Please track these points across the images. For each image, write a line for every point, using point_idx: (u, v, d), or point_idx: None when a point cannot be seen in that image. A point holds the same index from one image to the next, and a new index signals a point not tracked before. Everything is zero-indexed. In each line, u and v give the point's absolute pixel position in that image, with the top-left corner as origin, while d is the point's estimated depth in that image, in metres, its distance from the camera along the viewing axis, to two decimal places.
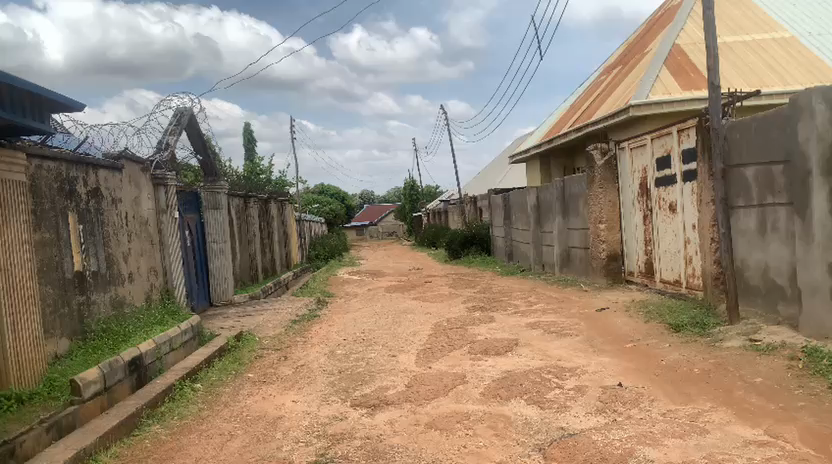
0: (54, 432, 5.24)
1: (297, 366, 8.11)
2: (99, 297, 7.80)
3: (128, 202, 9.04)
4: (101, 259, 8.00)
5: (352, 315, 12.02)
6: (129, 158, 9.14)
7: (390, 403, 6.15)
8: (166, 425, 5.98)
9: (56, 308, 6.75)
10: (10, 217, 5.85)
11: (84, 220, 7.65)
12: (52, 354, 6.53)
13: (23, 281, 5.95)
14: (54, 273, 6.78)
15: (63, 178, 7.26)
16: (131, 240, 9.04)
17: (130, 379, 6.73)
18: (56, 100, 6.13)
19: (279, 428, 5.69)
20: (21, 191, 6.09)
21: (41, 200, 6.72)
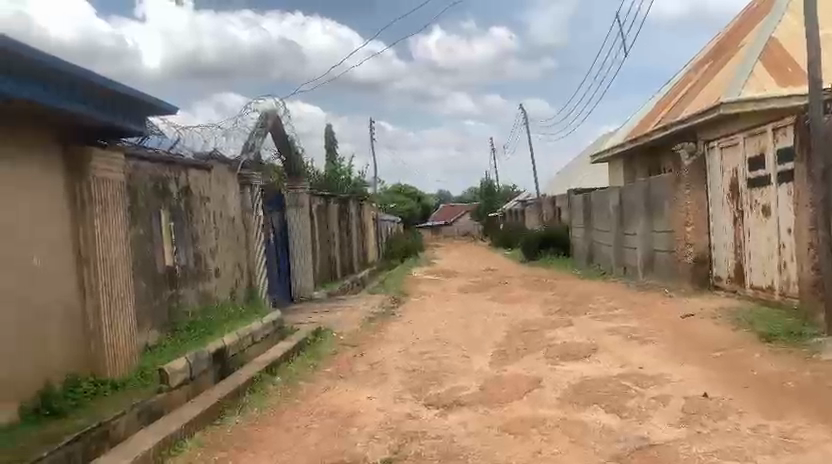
0: (144, 417, 5.52)
1: (372, 363, 8.23)
2: (188, 291, 8.18)
3: (216, 200, 9.43)
4: (190, 255, 8.38)
5: (427, 315, 12.06)
6: (217, 159, 9.53)
7: (464, 405, 6.12)
8: (247, 415, 6.19)
9: (148, 300, 7.13)
10: (109, 214, 6.23)
11: (176, 217, 8.04)
12: (143, 344, 6.89)
13: (119, 274, 6.31)
14: (147, 268, 7.16)
15: (157, 178, 7.66)
16: (218, 237, 9.43)
17: (215, 370, 7.03)
18: (152, 103, 6.46)
19: (355, 424, 5.78)
20: (119, 189, 6.45)
21: (136, 199, 7.10)
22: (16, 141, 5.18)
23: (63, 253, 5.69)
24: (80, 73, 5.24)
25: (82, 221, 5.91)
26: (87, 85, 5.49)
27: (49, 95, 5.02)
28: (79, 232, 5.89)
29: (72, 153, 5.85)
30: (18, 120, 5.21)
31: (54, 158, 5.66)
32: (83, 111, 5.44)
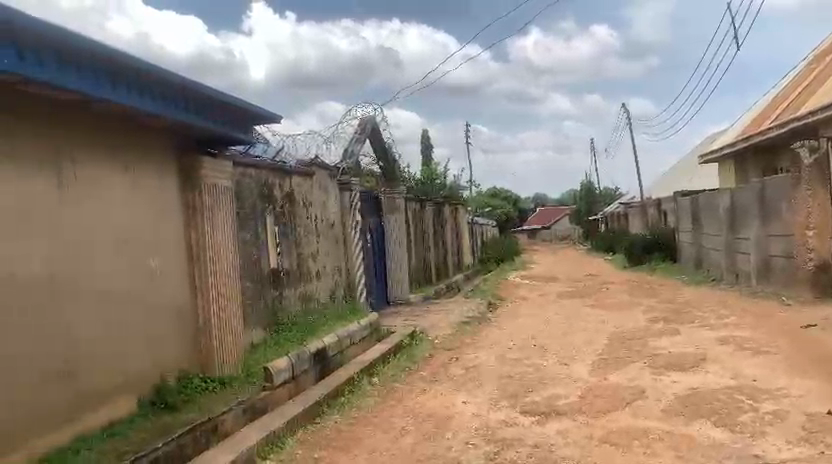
0: (250, 414, 5.77)
1: (468, 367, 8.21)
2: (291, 292, 8.50)
3: (317, 205, 9.74)
4: (293, 257, 8.71)
5: (524, 320, 11.87)
6: (318, 165, 9.85)
7: (562, 413, 5.98)
8: (345, 415, 6.34)
9: (254, 301, 7.47)
10: (218, 218, 6.58)
11: (280, 222, 8.38)
12: (249, 343, 7.22)
13: (227, 276, 6.64)
14: (253, 269, 7.51)
15: (263, 184, 8.01)
16: (319, 240, 9.73)
17: (315, 369, 7.25)
18: (257, 112, 6.77)
19: (450, 428, 5.77)
20: (227, 196, 6.80)
21: (244, 204, 7.47)
22: (135, 151, 5.58)
23: (177, 256, 6.07)
24: (190, 85, 5.57)
25: (194, 226, 6.28)
26: (197, 97, 5.82)
27: (164, 107, 5.37)
28: (190, 236, 6.26)
29: (185, 162, 6.23)
30: (137, 132, 5.61)
31: (169, 167, 6.05)
32: (194, 121, 5.77)
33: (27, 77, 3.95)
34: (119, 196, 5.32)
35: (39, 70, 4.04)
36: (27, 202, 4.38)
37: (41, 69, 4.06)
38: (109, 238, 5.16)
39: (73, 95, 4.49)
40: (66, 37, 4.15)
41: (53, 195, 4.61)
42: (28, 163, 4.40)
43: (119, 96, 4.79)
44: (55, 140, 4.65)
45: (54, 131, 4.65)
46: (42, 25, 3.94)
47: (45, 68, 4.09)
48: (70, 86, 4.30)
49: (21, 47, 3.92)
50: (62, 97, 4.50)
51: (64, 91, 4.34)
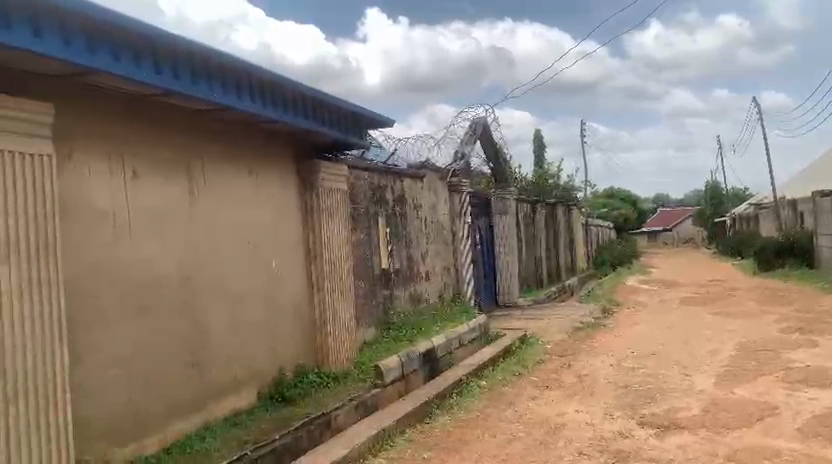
0: (361, 411, 5.91)
1: (581, 374, 7.97)
2: (401, 293, 8.64)
3: (427, 207, 9.84)
4: (403, 258, 8.84)
5: (641, 327, 11.36)
6: (429, 167, 9.96)
7: (683, 427, 5.65)
8: (454, 417, 6.35)
9: (366, 300, 7.67)
10: (334, 220, 6.81)
11: (392, 223, 8.56)
12: (361, 341, 7.43)
13: (341, 276, 6.86)
14: (366, 270, 7.71)
15: (375, 187, 8.20)
16: (429, 242, 9.83)
17: (424, 369, 7.32)
18: (371, 117, 6.94)
19: (562, 436, 5.63)
20: (342, 198, 7.03)
21: (357, 206, 7.68)
22: (258, 156, 5.88)
23: (296, 256, 6.34)
24: (308, 91, 5.81)
25: (311, 227, 6.53)
26: (315, 102, 6.05)
27: (285, 114, 5.63)
28: (308, 237, 6.52)
29: (304, 166, 6.50)
30: (260, 138, 5.91)
31: (289, 170, 6.33)
32: (312, 127, 6.00)
33: (162, 88, 4.26)
34: (244, 198, 5.64)
35: (173, 81, 4.35)
36: (163, 205, 4.74)
37: (175, 80, 4.36)
38: (235, 239, 5.47)
39: (202, 104, 4.80)
40: (195, 49, 4.44)
41: (185, 198, 4.95)
42: (162, 169, 4.75)
43: (244, 104, 5.07)
44: (187, 146, 5.00)
45: (185, 138, 5.00)
46: (175, 38, 4.24)
47: (179, 79, 4.40)
48: (200, 96, 4.60)
49: (157, 60, 4.24)
50: (193, 106, 4.83)
51: (194, 100, 4.64)
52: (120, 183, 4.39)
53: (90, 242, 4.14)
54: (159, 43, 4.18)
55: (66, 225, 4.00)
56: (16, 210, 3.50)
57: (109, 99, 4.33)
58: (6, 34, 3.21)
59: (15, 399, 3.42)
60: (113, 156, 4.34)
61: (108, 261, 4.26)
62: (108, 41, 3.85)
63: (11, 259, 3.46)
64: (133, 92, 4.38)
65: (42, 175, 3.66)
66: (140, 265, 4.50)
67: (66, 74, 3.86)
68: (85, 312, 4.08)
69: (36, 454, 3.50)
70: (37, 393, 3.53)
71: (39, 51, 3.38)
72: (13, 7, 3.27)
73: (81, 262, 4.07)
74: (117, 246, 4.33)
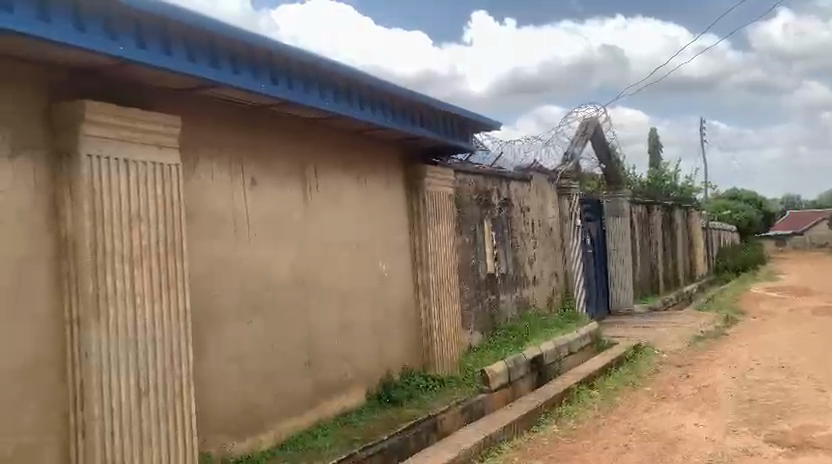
0: (467, 415, 5.88)
1: (700, 386, 7.52)
2: (508, 298, 8.54)
3: (535, 211, 9.67)
4: (510, 263, 8.73)
5: (769, 338, 10.56)
6: (537, 170, 9.79)
7: (817, 447, 5.19)
8: (563, 426, 6.18)
9: (471, 304, 7.65)
10: (439, 224, 6.84)
11: (498, 227, 8.48)
12: (467, 345, 7.42)
13: (447, 280, 6.88)
14: (471, 274, 7.68)
15: (482, 190, 8.16)
16: (537, 246, 9.65)
17: (532, 376, 7.18)
18: (478, 120, 6.91)
19: (679, 450, 5.33)
20: (448, 202, 7.06)
21: (463, 210, 7.68)
22: (367, 162, 6.02)
23: (403, 260, 6.43)
24: (415, 97, 5.87)
25: (417, 232, 6.59)
26: (422, 108, 6.11)
27: (393, 120, 5.72)
28: (415, 241, 6.59)
29: (411, 171, 6.57)
30: (369, 144, 6.05)
31: (396, 175, 6.43)
32: (420, 132, 6.05)
33: (278, 97, 4.45)
34: (354, 203, 5.79)
35: (288, 91, 4.53)
36: (278, 210, 4.95)
37: (290, 90, 4.55)
38: (345, 242, 5.64)
39: (315, 113, 4.96)
40: (308, 60, 4.61)
41: (299, 203, 5.15)
42: (278, 175, 4.97)
43: (355, 112, 5.20)
44: (300, 153, 5.20)
45: (299, 145, 5.20)
46: (289, 49, 4.41)
47: (293, 89, 4.58)
48: (313, 105, 4.76)
49: (274, 72, 4.44)
50: (306, 114, 5.01)
51: (308, 109, 4.81)
52: (239, 189, 4.63)
53: (212, 244, 4.40)
54: (275, 56, 4.37)
55: (191, 229, 4.27)
56: (148, 216, 3.78)
57: (231, 111, 4.59)
58: (139, 53, 3.48)
59: (146, 391, 3.69)
60: (233, 164, 4.60)
61: (229, 263, 4.51)
62: (229, 55, 4.07)
63: (144, 261, 3.74)
64: (252, 104, 4.61)
65: (170, 183, 3.93)
66: (258, 267, 4.73)
67: (191, 88, 4.11)
68: (208, 310, 4.33)
69: (165, 444, 3.77)
70: (166, 387, 3.80)
71: (168, 68, 3.63)
72: (147, 28, 3.54)
73: (205, 263, 4.33)
74: (236, 248, 4.57)
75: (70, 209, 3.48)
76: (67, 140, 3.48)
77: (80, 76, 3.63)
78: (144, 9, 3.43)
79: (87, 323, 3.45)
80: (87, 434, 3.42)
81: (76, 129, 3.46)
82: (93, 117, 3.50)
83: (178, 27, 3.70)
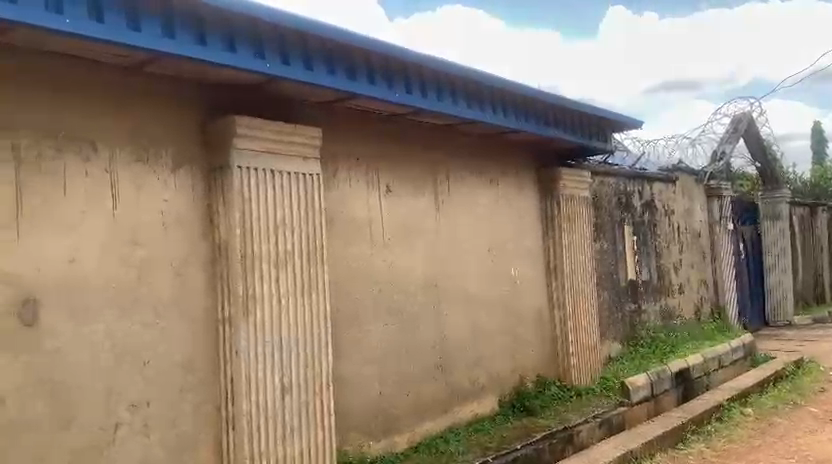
0: (605, 428, 5.64)
1: None
2: (650, 306, 8.10)
3: (680, 214, 9.10)
4: (652, 269, 8.28)
5: None
6: (682, 170, 9.21)
7: None
8: (712, 445, 5.75)
9: (610, 312, 7.34)
10: (575, 229, 6.63)
11: (639, 231, 8.07)
12: (605, 355, 7.12)
13: (583, 286, 6.65)
14: (610, 280, 7.37)
15: (621, 193, 7.81)
16: (682, 251, 9.07)
17: (677, 390, 6.75)
18: (617, 119, 6.62)
19: None
20: (585, 205, 6.82)
21: (601, 213, 7.40)
22: (500, 166, 5.96)
23: (536, 265, 6.30)
24: (550, 100, 5.72)
25: (551, 236, 6.43)
26: (557, 110, 5.95)
27: (527, 123, 5.61)
28: (550, 246, 6.43)
29: (545, 174, 6.42)
30: (502, 147, 5.99)
31: (530, 179, 6.32)
32: (554, 134, 5.90)
33: (413, 106, 4.52)
34: (487, 209, 5.76)
35: (422, 99, 4.59)
36: (411, 215, 5.03)
37: (423, 98, 4.60)
38: (477, 247, 5.62)
39: (448, 119, 4.99)
40: (442, 67, 4.64)
41: (431, 209, 5.21)
42: (412, 182, 5.06)
43: (487, 116, 5.16)
44: (433, 159, 5.26)
45: (432, 152, 5.26)
46: (423, 58, 4.47)
47: (427, 97, 4.63)
48: (447, 112, 4.78)
49: (408, 80, 4.51)
50: (439, 121, 5.06)
51: (441, 116, 4.84)
52: (375, 196, 4.76)
53: (349, 249, 4.55)
54: (410, 65, 4.45)
55: (330, 235, 4.45)
56: (291, 224, 3.99)
57: (368, 120, 4.74)
58: (284, 69, 3.68)
59: (289, 389, 3.89)
60: (369, 172, 4.74)
61: (365, 268, 4.65)
62: (366, 66, 4.20)
63: (288, 265, 3.95)
64: (387, 113, 4.73)
65: (311, 192, 4.12)
66: (393, 271, 4.84)
67: (331, 100, 4.30)
68: (346, 313, 4.49)
69: (305, 441, 3.94)
70: (307, 386, 3.99)
71: (310, 81, 3.82)
72: (291, 45, 3.74)
73: (342, 267, 4.50)
74: (372, 253, 4.71)
75: (222, 217, 3.75)
76: (220, 153, 3.75)
77: (231, 93, 3.91)
78: (288, 26, 3.64)
79: (237, 323, 3.69)
80: (236, 427, 3.67)
81: (228, 143, 3.72)
82: (243, 131, 3.75)
83: (319, 42, 3.88)
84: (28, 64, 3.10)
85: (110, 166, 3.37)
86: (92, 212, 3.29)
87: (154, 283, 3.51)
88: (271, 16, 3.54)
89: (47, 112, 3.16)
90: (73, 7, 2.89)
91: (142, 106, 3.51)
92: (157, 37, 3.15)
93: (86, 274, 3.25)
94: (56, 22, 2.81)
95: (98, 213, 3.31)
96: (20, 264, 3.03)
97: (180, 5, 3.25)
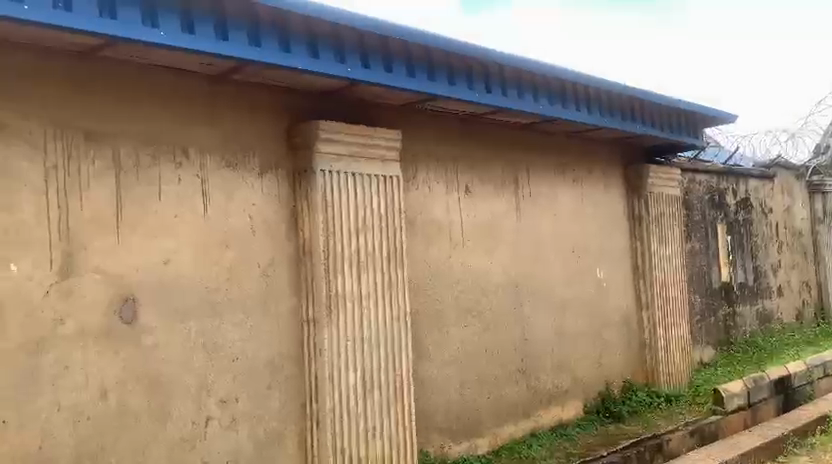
0: (697, 438, 5.34)
1: None
2: (747, 310, 7.68)
3: (780, 212, 8.57)
4: (749, 270, 7.84)
5: None
6: (782, 166, 8.68)
7: None
8: (816, 459, 5.36)
9: (702, 316, 7.01)
10: (663, 228, 6.37)
11: (734, 230, 7.67)
12: (696, 361, 6.82)
13: (673, 288, 6.39)
14: (702, 282, 7.04)
15: (714, 190, 7.44)
16: (782, 252, 8.53)
17: (777, 400, 6.31)
18: (710, 114, 6.31)
19: None
20: (674, 203, 6.55)
21: (692, 212, 7.08)
22: (584, 165, 5.82)
23: (623, 267, 6.09)
24: (636, 95, 5.52)
25: (639, 237, 6.21)
26: (644, 105, 5.74)
27: (612, 119, 5.44)
28: (637, 246, 6.21)
29: (632, 172, 6.21)
30: (585, 146, 5.84)
31: (615, 177, 6.13)
32: (641, 131, 5.69)
33: (493, 105, 4.47)
34: (570, 208, 5.63)
35: (503, 98, 4.54)
36: (492, 216, 4.99)
37: (504, 98, 4.54)
38: (560, 248, 5.50)
39: (529, 118, 4.91)
40: (523, 65, 4.56)
41: (513, 209, 5.15)
42: (492, 182, 5.01)
43: (570, 114, 5.03)
44: (514, 158, 5.19)
45: (513, 151, 5.19)
46: (504, 57, 4.41)
47: (508, 96, 4.57)
48: (528, 111, 4.71)
49: (488, 80, 4.47)
50: (520, 120, 4.99)
51: (522, 114, 4.77)
52: (455, 197, 4.75)
53: (429, 251, 4.56)
54: (490, 64, 4.41)
55: (411, 236, 4.48)
56: (373, 226, 4.05)
57: (447, 122, 4.74)
58: (365, 73, 3.73)
59: (371, 389, 3.94)
60: (450, 173, 4.73)
61: (446, 269, 4.65)
62: (446, 67, 4.19)
63: (369, 266, 4.00)
64: (466, 113, 4.71)
65: (392, 194, 4.16)
66: (474, 272, 4.82)
67: (411, 103, 4.32)
68: (426, 314, 4.50)
69: (387, 441, 3.98)
70: (388, 386, 4.02)
71: (390, 84, 3.85)
72: (372, 48, 3.79)
73: (422, 269, 4.51)
74: (453, 255, 4.70)
75: (306, 220, 3.84)
76: (304, 158, 3.85)
77: (314, 98, 4.01)
78: (369, 30, 3.68)
79: (320, 323, 3.77)
80: (321, 425, 3.75)
81: (311, 147, 3.82)
82: (326, 136, 3.83)
83: (399, 45, 3.90)
84: (126, 77, 3.29)
85: (201, 172, 3.52)
86: (185, 217, 3.45)
87: (242, 284, 3.64)
88: (353, 21, 3.60)
89: (142, 121, 3.33)
90: (167, 21, 3.04)
91: (230, 113, 3.65)
92: (243, 46, 3.27)
93: (180, 275, 3.41)
94: (151, 36, 2.97)
95: (190, 217, 3.47)
96: (120, 266, 3.22)
97: (266, 14, 3.35)
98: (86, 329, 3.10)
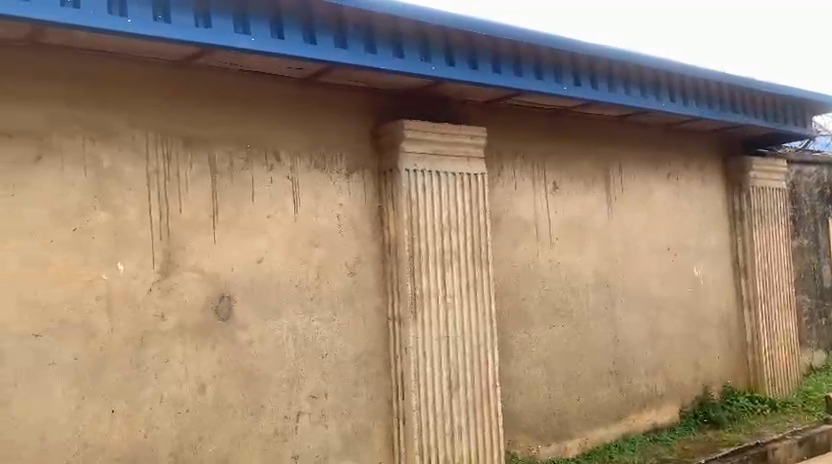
0: (806, 448, 5.02)
1: None
2: None
3: None
4: None
5: None
6: None
7: None
8: None
9: (812, 317, 6.54)
10: (767, 224, 5.99)
11: None
12: (805, 365, 6.38)
13: (778, 287, 6.00)
14: (811, 281, 6.57)
15: (825, 182, 6.92)
16: None
17: None
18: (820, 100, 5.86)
19: None
20: (779, 197, 6.14)
21: (800, 206, 6.61)
22: (679, 158, 5.56)
23: (723, 265, 5.77)
24: (737, 82, 5.21)
25: (740, 233, 5.87)
26: (746, 93, 5.40)
27: (710, 109, 5.16)
28: (737, 243, 5.88)
29: (732, 165, 5.88)
30: (681, 138, 5.58)
31: (713, 170, 5.82)
32: (742, 120, 5.37)
33: (581, 99, 4.34)
34: (665, 204, 5.40)
35: (592, 91, 4.40)
36: (581, 213, 4.86)
37: (593, 90, 4.40)
38: (654, 246, 5.29)
39: (620, 111, 4.74)
40: (613, 56, 4.40)
41: (603, 206, 4.99)
42: (581, 178, 4.88)
43: (665, 105, 4.81)
44: (604, 153, 5.02)
45: (603, 146, 5.03)
46: (593, 47, 4.27)
47: (597, 89, 4.43)
48: (619, 103, 4.54)
49: (576, 73, 4.34)
50: (611, 113, 4.82)
51: (613, 107, 4.61)
52: (542, 194, 4.66)
53: (516, 249, 4.50)
54: (578, 56, 4.28)
55: (497, 235, 4.43)
56: (457, 224, 4.03)
57: (533, 117, 4.65)
58: (449, 70, 3.72)
59: (457, 388, 3.94)
60: (537, 169, 4.65)
61: (533, 268, 4.57)
62: (532, 61, 4.10)
63: (454, 264, 4.00)
64: (553, 108, 4.60)
65: (477, 192, 4.13)
66: (562, 271, 4.72)
67: (496, 99, 4.27)
68: (513, 313, 4.45)
69: (473, 441, 3.97)
70: (474, 385, 4.00)
71: (474, 81, 3.82)
72: (455, 45, 3.77)
73: (508, 267, 4.46)
74: (540, 253, 4.61)
75: (391, 219, 3.88)
76: (389, 158, 3.89)
77: (399, 97, 4.04)
78: (452, 27, 3.66)
79: (406, 321, 3.80)
80: (407, 422, 3.78)
81: (396, 147, 3.85)
82: (410, 135, 3.85)
83: (483, 40, 3.86)
84: (220, 83, 3.43)
85: (291, 174, 3.63)
86: (277, 217, 3.56)
87: (330, 282, 3.72)
88: (436, 18, 3.59)
89: (235, 125, 3.47)
90: (258, 27, 3.14)
91: (318, 115, 3.74)
92: (329, 49, 3.33)
93: (273, 273, 3.53)
94: (243, 42, 3.07)
95: (281, 217, 3.58)
96: (216, 264, 3.37)
97: (351, 15, 3.41)
98: (185, 325, 3.26)
